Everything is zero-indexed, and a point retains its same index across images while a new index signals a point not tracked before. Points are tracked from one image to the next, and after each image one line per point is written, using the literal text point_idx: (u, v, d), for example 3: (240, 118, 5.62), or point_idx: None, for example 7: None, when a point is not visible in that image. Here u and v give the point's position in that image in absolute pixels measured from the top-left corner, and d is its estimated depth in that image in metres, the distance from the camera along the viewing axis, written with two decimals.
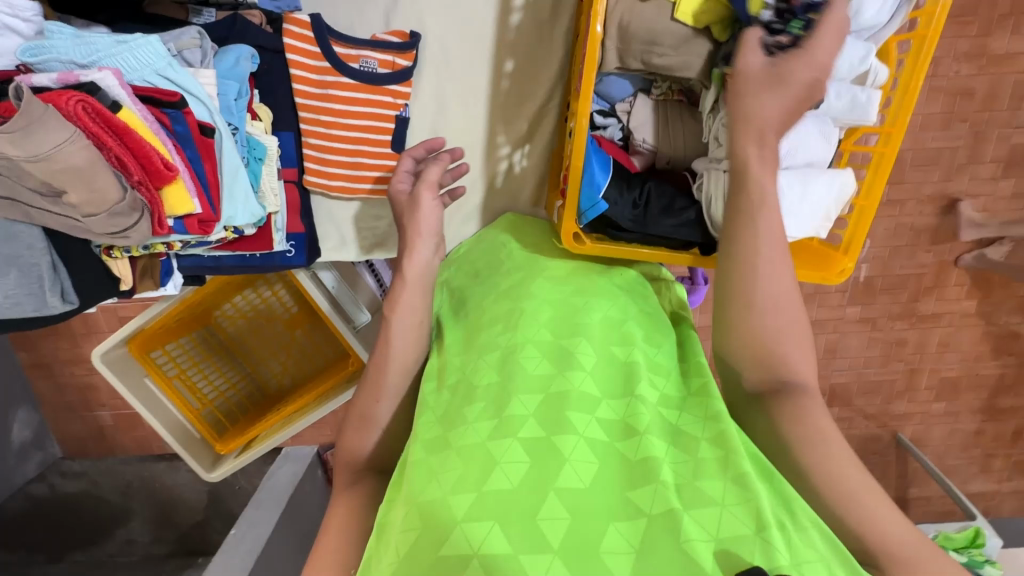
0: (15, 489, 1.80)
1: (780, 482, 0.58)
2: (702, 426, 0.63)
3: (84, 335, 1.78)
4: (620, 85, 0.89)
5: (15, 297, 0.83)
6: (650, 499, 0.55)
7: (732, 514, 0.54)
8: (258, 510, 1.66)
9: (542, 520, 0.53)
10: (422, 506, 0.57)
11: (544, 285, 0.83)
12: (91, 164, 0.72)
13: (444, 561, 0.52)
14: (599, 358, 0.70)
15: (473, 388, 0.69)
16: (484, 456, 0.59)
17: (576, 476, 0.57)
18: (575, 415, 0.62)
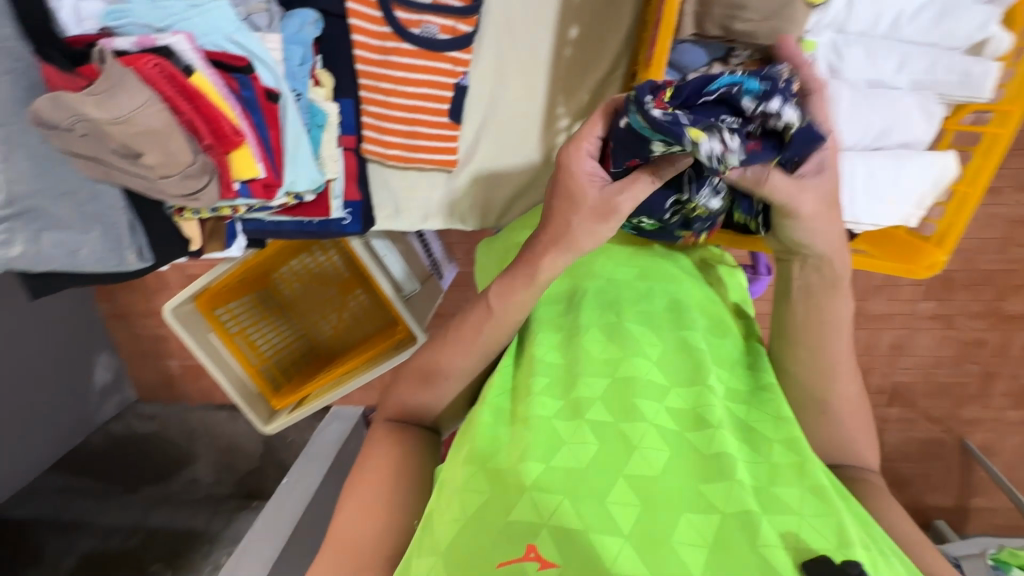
0: (98, 425, 1.99)
1: (855, 503, 0.56)
2: (775, 428, 0.61)
3: (156, 289, 1.91)
4: (694, 55, 0.82)
5: (99, 253, 0.89)
6: (725, 497, 0.53)
7: (814, 525, 0.51)
8: (308, 462, 1.76)
9: (612, 504, 0.52)
10: (489, 475, 0.56)
11: (607, 264, 0.79)
12: (166, 127, 0.76)
13: (512, 527, 0.51)
14: (667, 345, 0.68)
15: (536, 364, 0.68)
16: (550, 434, 0.58)
17: (646, 463, 0.55)
18: (645, 403, 0.60)
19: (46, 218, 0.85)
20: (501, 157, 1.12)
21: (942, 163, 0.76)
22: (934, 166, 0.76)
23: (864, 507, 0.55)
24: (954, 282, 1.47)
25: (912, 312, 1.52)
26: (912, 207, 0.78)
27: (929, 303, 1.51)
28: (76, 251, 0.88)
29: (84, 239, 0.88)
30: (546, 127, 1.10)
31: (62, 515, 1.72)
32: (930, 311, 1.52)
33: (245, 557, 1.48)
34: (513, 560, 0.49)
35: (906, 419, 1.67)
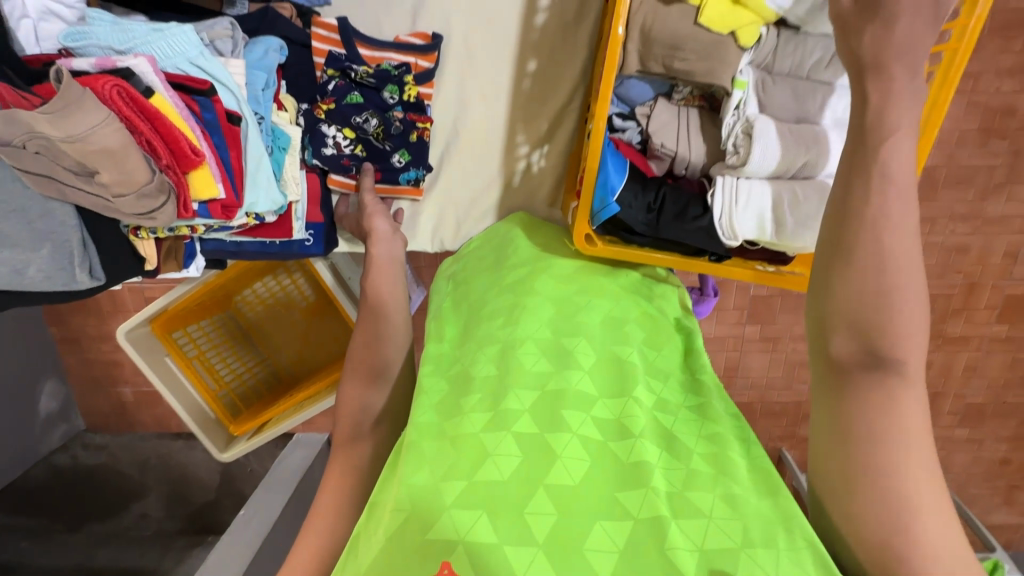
0: (40, 458, 1.87)
1: (786, 500, 0.55)
2: (697, 442, 0.62)
3: (112, 313, 1.85)
4: (641, 89, 0.89)
5: (48, 272, 0.87)
6: (638, 503, 0.54)
7: (723, 527, 0.52)
8: (267, 492, 1.70)
9: (529, 515, 0.53)
10: (411, 488, 0.56)
11: (548, 281, 0.81)
12: (123, 147, 0.75)
13: (429, 545, 0.51)
14: (600, 359, 0.69)
15: (471, 379, 0.68)
16: (477, 447, 0.58)
17: (566, 473, 0.56)
18: (570, 414, 0.61)
19: None
20: (461, 183, 1.17)
21: None
22: None
23: (793, 504, 0.54)
24: None
25: None
26: None
27: None
28: (22, 268, 0.86)
29: (32, 257, 0.86)
30: (506, 154, 1.15)
31: None
32: None
33: None
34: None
35: None
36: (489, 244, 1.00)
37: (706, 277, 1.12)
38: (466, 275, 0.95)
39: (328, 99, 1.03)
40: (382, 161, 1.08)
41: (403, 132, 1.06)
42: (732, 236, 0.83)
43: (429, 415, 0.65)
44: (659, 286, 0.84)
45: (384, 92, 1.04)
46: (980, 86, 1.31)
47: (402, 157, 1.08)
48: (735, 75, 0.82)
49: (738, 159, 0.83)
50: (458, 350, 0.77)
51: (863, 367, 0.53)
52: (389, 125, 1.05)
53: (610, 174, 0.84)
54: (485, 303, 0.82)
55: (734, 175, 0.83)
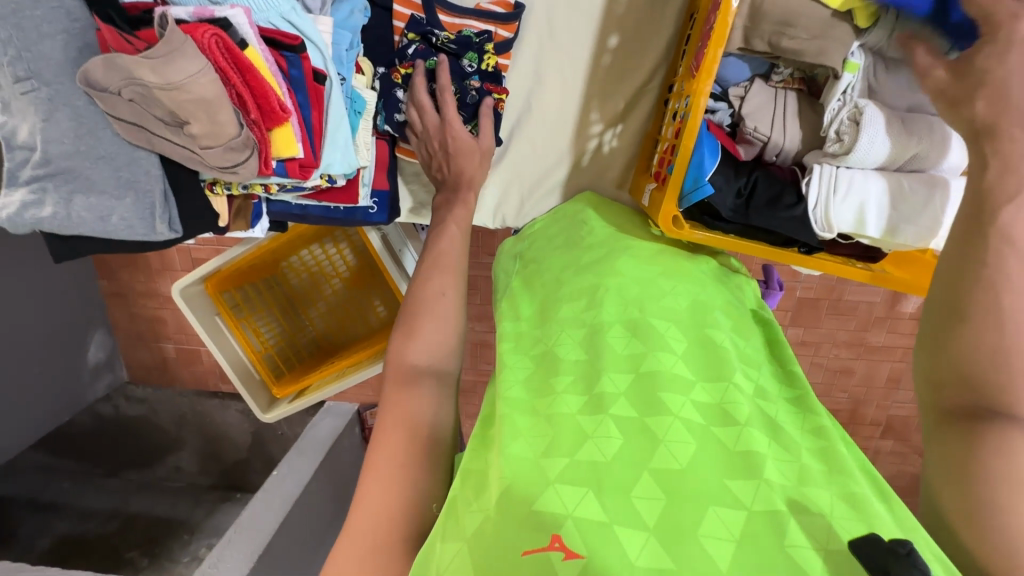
0: (85, 405, 1.92)
1: (900, 507, 0.53)
2: (801, 436, 0.61)
3: (159, 271, 1.88)
4: (738, 68, 0.85)
5: (129, 221, 0.88)
6: (751, 493, 0.52)
7: (846, 525, 0.49)
8: (300, 456, 1.74)
9: (638, 499, 0.52)
10: (510, 459, 0.56)
11: (630, 264, 0.81)
12: (218, 97, 0.76)
13: (537, 516, 0.51)
14: (692, 345, 0.69)
15: (559, 361, 0.69)
16: (576, 429, 0.59)
17: (672, 457, 0.55)
18: (671, 397, 0.61)
19: (80, 181, 0.84)
20: (529, 160, 1.15)
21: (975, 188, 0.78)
22: None
23: (909, 513, 0.52)
24: None
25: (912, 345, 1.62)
26: None
27: None
28: (106, 216, 0.87)
29: (117, 205, 0.87)
30: (578, 132, 1.12)
31: (40, 494, 1.70)
32: None
33: (231, 546, 1.46)
34: (539, 550, 0.48)
35: (900, 452, 1.81)
36: (561, 224, 1.00)
37: (772, 268, 1.01)
38: (536, 253, 0.94)
39: (406, 64, 0.99)
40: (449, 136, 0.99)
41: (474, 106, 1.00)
42: (826, 227, 0.80)
43: (518, 391, 0.67)
44: (735, 276, 0.84)
45: (463, 60, 1.00)
46: None
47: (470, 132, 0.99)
48: (847, 57, 0.78)
49: (841, 147, 0.79)
50: (538, 331, 0.76)
51: (973, 411, 0.54)
52: (465, 93, 0.99)
53: (702, 153, 0.80)
54: (563, 284, 0.81)
55: (834, 163, 0.79)
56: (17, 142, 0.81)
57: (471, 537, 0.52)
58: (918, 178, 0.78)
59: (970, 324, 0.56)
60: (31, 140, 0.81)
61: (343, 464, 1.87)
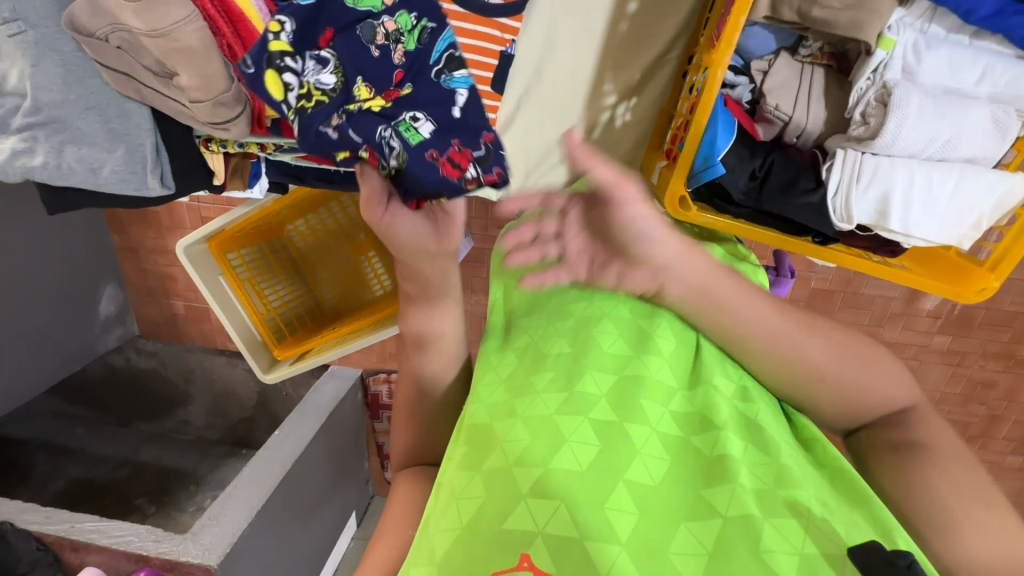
0: (96, 355, 1.97)
1: (880, 510, 0.55)
2: (784, 441, 0.59)
3: (169, 228, 1.88)
4: (763, 40, 0.79)
5: (120, 173, 0.86)
6: (726, 501, 0.51)
7: (820, 524, 0.50)
8: (302, 417, 1.76)
9: (609, 510, 0.50)
10: (487, 475, 0.56)
11: None
12: (204, 48, 0.73)
13: (506, 534, 0.50)
14: (678, 348, 0.67)
15: (544, 357, 0.67)
16: (552, 430, 0.58)
17: (646, 469, 0.54)
18: (649, 405, 0.60)
19: (71, 131, 0.82)
20: (536, 130, 1.09)
21: (1010, 184, 0.71)
22: (1002, 185, 0.71)
23: (889, 517, 0.53)
24: (974, 320, 1.45)
25: (927, 344, 1.52)
26: (968, 228, 0.73)
27: (945, 337, 1.50)
28: (97, 168, 0.85)
29: (107, 157, 0.85)
30: (590, 102, 1.07)
31: (55, 438, 1.71)
32: (945, 345, 1.51)
33: (230, 501, 1.48)
34: (508, 570, 0.47)
35: None
36: None
37: (783, 255, 0.98)
38: None
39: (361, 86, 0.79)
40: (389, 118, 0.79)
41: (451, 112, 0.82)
42: (846, 217, 0.75)
43: (482, 412, 0.65)
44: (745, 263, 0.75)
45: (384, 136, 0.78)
46: None
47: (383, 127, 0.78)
48: (882, 31, 0.70)
49: (867, 132, 0.73)
50: (527, 319, 0.75)
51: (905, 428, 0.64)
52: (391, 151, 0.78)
53: (714, 130, 0.75)
54: None
55: (859, 149, 0.73)
56: (7, 87, 0.79)
57: (443, 557, 0.52)
58: (944, 169, 0.72)
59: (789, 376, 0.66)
60: (20, 86, 0.78)
61: (344, 429, 1.88)
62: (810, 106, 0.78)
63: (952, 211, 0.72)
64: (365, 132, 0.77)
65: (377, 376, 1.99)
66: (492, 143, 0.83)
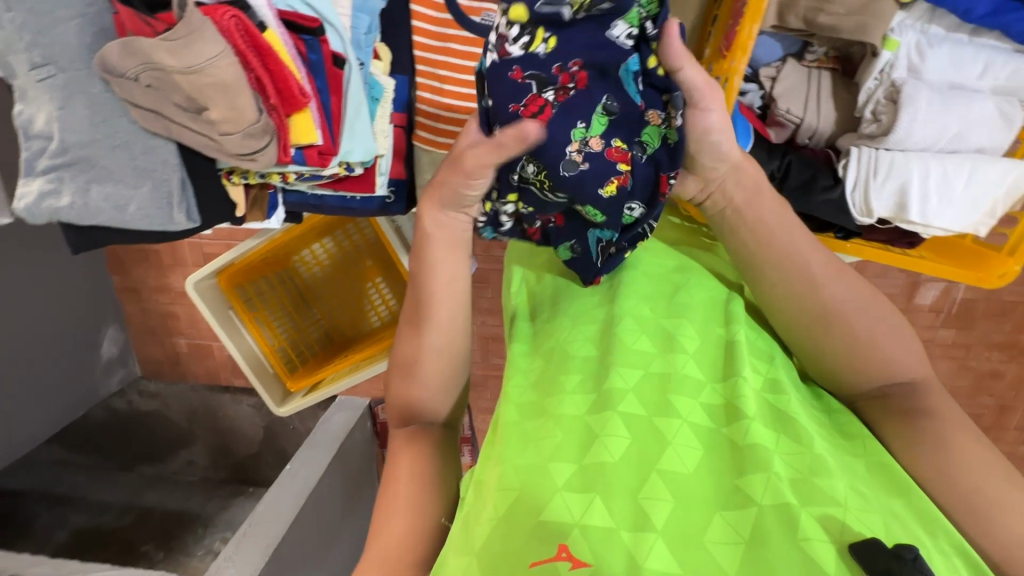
0: (98, 399, 1.93)
1: (922, 500, 0.52)
2: (817, 428, 0.56)
3: (171, 266, 1.89)
4: (770, 47, 0.82)
5: (146, 211, 0.87)
6: (761, 489, 0.49)
7: (861, 517, 0.47)
8: (311, 450, 1.74)
9: (644, 500, 0.50)
10: (518, 467, 0.54)
11: (646, 254, 0.77)
12: (236, 81, 0.76)
13: (545, 527, 0.49)
14: (705, 342, 0.64)
15: (569, 357, 0.65)
16: (584, 429, 0.56)
17: (677, 461, 0.53)
18: (679, 400, 0.58)
19: (96, 170, 0.83)
20: None
21: (1021, 171, 0.73)
22: (1013, 171, 0.73)
23: (932, 507, 0.51)
24: (975, 312, 1.49)
25: (932, 338, 1.54)
26: (984, 215, 0.75)
27: (948, 331, 1.53)
28: (124, 205, 0.86)
29: (133, 194, 0.86)
30: None
31: (55, 487, 1.65)
32: (949, 338, 1.54)
33: (245, 541, 1.45)
34: (547, 559, 0.47)
35: None
36: None
37: None
38: None
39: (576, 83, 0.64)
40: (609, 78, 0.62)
41: (594, 177, 0.65)
42: (865, 212, 0.77)
43: (513, 414, 0.62)
44: None
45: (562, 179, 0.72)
46: None
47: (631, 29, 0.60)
48: (887, 33, 0.73)
49: (879, 129, 0.75)
50: (551, 321, 0.72)
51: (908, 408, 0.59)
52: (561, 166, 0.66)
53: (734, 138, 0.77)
54: (577, 275, 0.77)
55: (873, 145, 0.76)
56: (34, 131, 0.81)
57: (481, 547, 0.50)
58: (959, 160, 0.74)
59: (805, 331, 0.63)
60: (47, 129, 0.81)
61: (354, 459, 1.85)
62: (819, 110, 0.81)
63: (968, 202, 0.74)
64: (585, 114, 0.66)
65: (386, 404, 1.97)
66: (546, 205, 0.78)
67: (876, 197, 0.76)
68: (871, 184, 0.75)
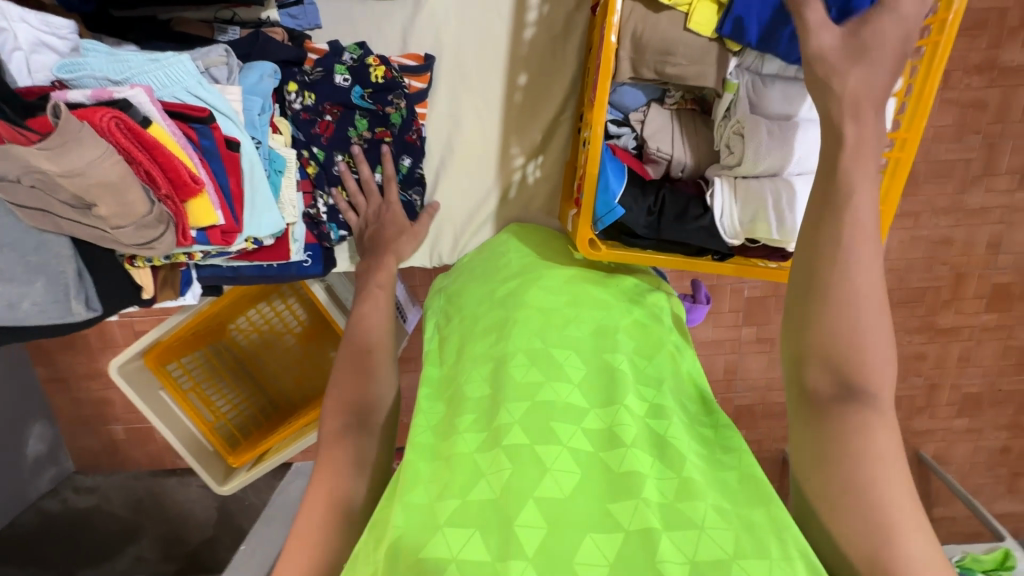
0: (28, 503, 1.79)
1: (778, 507, 0.54)
2: (689, 448, 0.60)
3: (102, 349, 1.80)
4: (634, 95, 0.90)
5: (42, 305, 0.85)
6: (629, 513, 0.52)
7: (713, 534, 0.51)
8: (267, 525, 1.62)
9: (520, 528, 0.52)
10: (406, 508, 0.56)
11: (540, 293, 0.80)
12: (123, 179, 0.74)
13: (422, 563, 0.51)
14: (591, 371, 0.68)
15: (464, 399, 0.67)
16: (471, 467, 0.58)
17: (555, 486, 0.55)
18: (560, 427, 0.60)
19: None
20: (457, 196, 1.17)
21: None
22: None
23: (785, 511, 0.53)
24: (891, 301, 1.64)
25: None
26: None
27: None
28: (16, 303, 0.83)
29: (27, 290, 0.83)
30: (502, 166, 1.16)
31: None
32: None
33: None
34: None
35: None
36: (482, 255, 1.00)
37: (698, 282, 1.09)
38: (456, 288, 0.92)
39: (383, 131, 1.06)
40: (349, 98, 1.03)
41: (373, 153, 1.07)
42: (733, 234, 0.85)
43: (417, 455, 0.63)
44: (655, 292, 0.85)
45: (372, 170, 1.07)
46: (952, 85, 1.43)
47: (345, 75, 1.02)
48: (725, 78, 0.83)
49: (733, 159, 0.85)
50: (453, 366, 0.74)
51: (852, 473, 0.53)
52: (351, 150, 1.05)
53: (609, 178, 0.85)
54: (475, 318, 0.80)
55: (731, 174, 0.85)
56: None
57: None
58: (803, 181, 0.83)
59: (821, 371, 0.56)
60: None
61: None
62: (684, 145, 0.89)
63: None
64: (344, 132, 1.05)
65: None
66: None
67: (740, 215, 0.83)
68: (730, 207, 0.83)
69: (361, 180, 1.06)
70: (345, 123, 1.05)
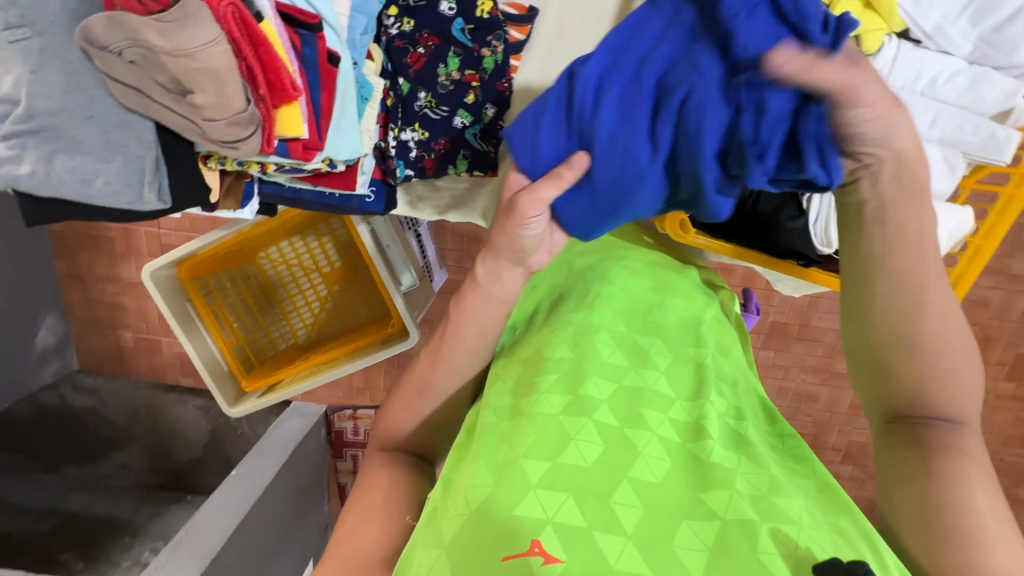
0: (28, 393, 1.74)
1: (864, 520, 0.53)
2: (771, 455, 0.60)
3: (125, 255, 1.78)
4: None
5: (114, 186, 0.83)
6: (723, 503, 0.51)
7: (815, 536, 0.49)
8: (261, 456, 1.63)
9: (617, 505, 0.51)
10: (494, 467, 0.55)
11: (622, 274, 0.78)
12: (227, 70, 0.75)
13: (516, 522, 0.49)
14: (678, 361, 0.67)
15: (546, 360, 0.65)
16: (558, 430, 0.56)
17: (647, 469, 0.54)
18: (649, 413, 0.59)
19: (64, 140, 0.79)
20: None
21: (962, 215, 0.85)
22: (954, 218, 0.85)
23: (872, 525, 0.52)
24: None
25: None
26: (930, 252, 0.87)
27: None
28: (90, 179, 0.82)
29: (102, 168, 0.82)
30: None
31: None
32: None
33: (183, 548, 1.31)
34: (520, 555, 0.47)
35: (857, 477, 1.80)
36: None
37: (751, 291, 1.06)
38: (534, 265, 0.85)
39: (474, 75, 1.03)
40: (447, 33, 1.00)
41: (458, 93, 1.03)
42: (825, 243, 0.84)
43: (492, 416, 0.62)
44: (718, 292, 0.84)
45: (455, 117, 1.05)
46: None
47: (451, 4, 0.99)
48: None
49: None
50: (532, 334, 0.72)
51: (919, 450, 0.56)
52: (437, 87, 1.03)
53: None
54: (555, 293, 0.78)
55: None
56: None
57: (450, 540, 0.51)
58: None
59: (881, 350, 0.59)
60: (13, 93, 0.76)
61: (307, 467, 1.76)
62: None
63: None
64: (433, 67, 1.02)
65: (343, 412, 1.91)
66: (445, 149, 1.07)
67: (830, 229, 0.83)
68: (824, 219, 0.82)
69: (442, 120, 1.04)
70: (438, 57, 1.01)
